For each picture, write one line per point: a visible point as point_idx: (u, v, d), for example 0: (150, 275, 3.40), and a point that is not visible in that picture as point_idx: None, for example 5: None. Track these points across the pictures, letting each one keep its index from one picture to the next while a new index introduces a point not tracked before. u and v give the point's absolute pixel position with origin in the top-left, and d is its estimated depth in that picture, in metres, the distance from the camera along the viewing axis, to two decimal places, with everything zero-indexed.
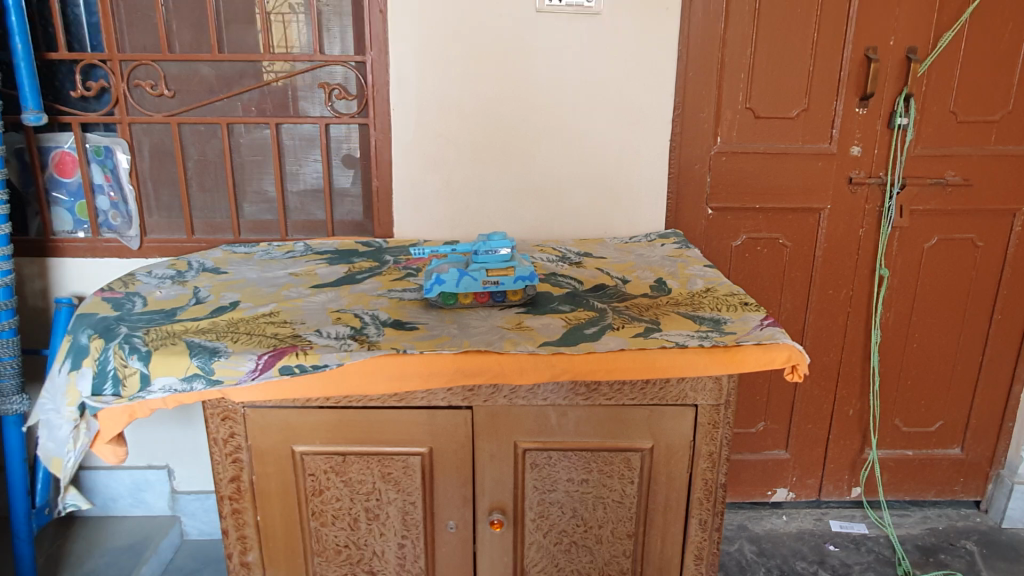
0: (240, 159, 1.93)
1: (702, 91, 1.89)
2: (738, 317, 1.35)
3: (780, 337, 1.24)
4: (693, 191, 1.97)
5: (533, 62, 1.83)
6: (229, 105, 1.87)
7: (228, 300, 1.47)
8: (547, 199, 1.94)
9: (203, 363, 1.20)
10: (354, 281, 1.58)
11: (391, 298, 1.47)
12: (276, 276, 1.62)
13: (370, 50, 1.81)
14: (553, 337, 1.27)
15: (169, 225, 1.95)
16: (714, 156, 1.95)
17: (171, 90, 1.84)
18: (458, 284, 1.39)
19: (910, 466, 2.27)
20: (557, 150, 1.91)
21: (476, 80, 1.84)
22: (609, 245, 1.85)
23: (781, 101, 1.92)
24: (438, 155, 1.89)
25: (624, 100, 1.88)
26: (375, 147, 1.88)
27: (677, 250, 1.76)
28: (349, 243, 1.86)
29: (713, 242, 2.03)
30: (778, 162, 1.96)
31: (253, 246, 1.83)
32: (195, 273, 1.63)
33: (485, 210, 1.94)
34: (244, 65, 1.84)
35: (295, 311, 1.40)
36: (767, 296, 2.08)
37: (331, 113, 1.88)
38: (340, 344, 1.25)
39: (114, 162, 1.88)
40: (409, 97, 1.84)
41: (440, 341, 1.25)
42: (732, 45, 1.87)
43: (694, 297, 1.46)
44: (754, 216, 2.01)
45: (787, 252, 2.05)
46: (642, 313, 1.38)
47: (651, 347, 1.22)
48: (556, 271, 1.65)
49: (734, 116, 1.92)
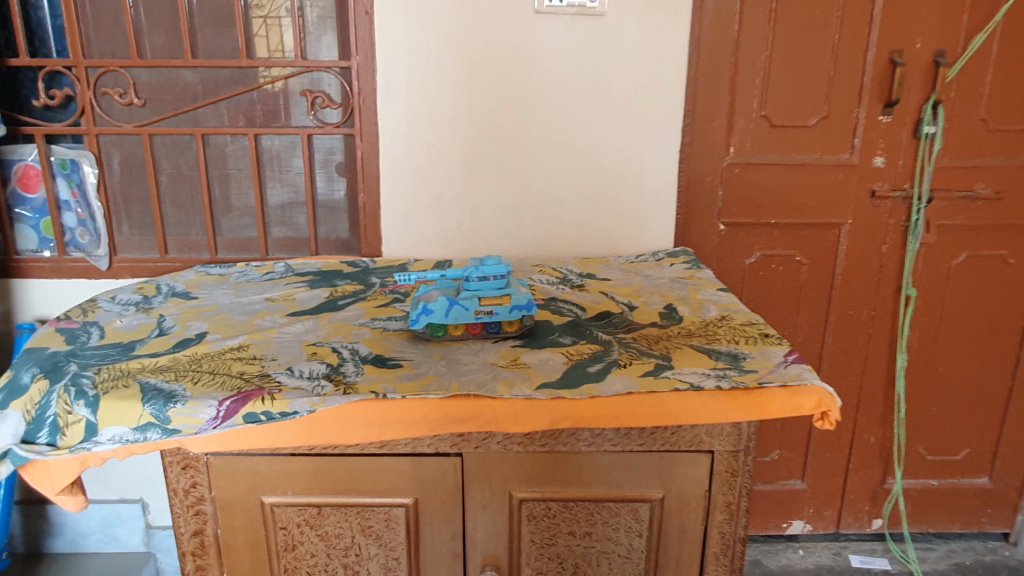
0: (217, 173, 1.79)
1: (713, 99, 1.75)
2: (759, 351, 1.21)
3: (809, 378, 1.10)
4: (703, 205, 1.83)
5: (531, 68, 1.70)
6: (205, 114, 1.74)
7: (195, 331, 1.33)
8: (546, 215, 1.80)
9: (157, 411, 1.07)
10: (336, 308, 1.45)
11: (374, 329, 1.34)
12: (251, 301, 1.48)
13: (355, 55, 1.68)
14: (552, 377, 1.13)
15: (140, 243, 1.81)
16: (726, 168, 1.81)
17: (140, 98, 1.71)
18: (448, 314, 1.25)
19: (934, 497, 2.13)
20: (557, 162, 1.77)
21: (468, 87, 1.70)
22: (613, 265, 1.71)
23: (798, 108, 1.78)
24: (429, 168, 1.75)
25: (629, 109, 1.74)
26: (361, 159, 1.74)
27: (688, 271, 1.62)
28: (333, 264, 1.73)
29: (725, 260, 1.89)
30: (795, 174, 1.82)
31: (229, 267, 1.69)
32: (163, 298, 1.50)
33: (480, 227, 1.80)
34: (221, 72, 1.71)
35: (266, 345, 1.26)
36: (782, 317, 1.95)
37: (315, 122, 1.75)
38: (313, 386, 1.11)
39: (80, 176, 1.75)
40: (397, 105, 1.71)
41: (425, 382, 1.12)
42: (746, 49, 1.73)
43: (708, 327, 1.32)
44: (769, 232, 1.87)
45: (804, 270, 1.91)
46: (652, 347, 1.24)
47: (662, 390, 1.09)
48: (556, 295, 1.51)
49: (748, 125, 1.79)
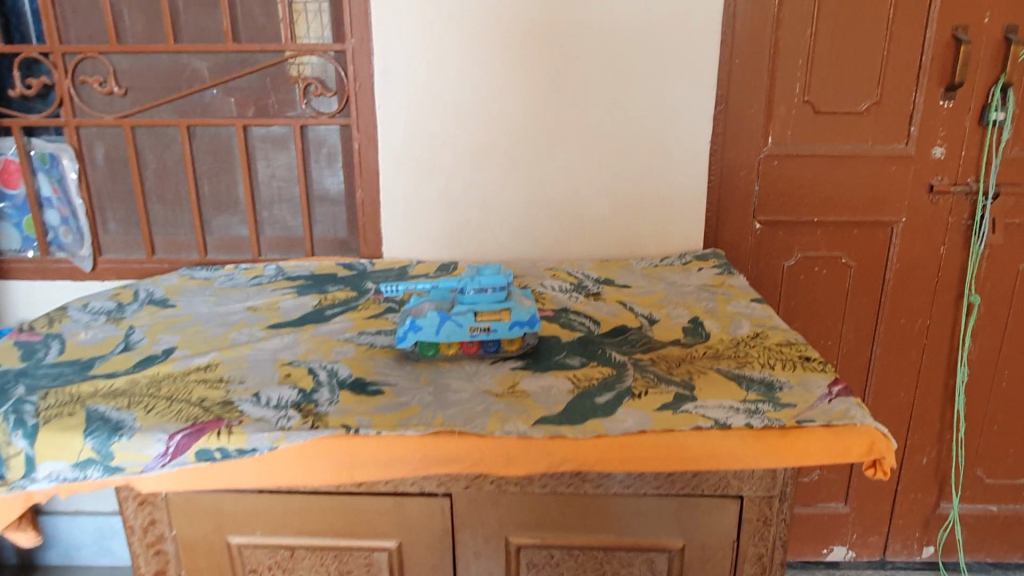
0: (204, 168, 1.66)
1: (749, 84, 1.56)
2: (798, 379, 1.03)
3: (858, 417, 0.92)
4: (738, 202, 1.65)
5: (547, 49, 1.53)
6: (190, 104, 1.60)
7: (162, 346, 1.20)
8: (562, 214, 1.64)
9: (99, 446, 0.94)
10: (321, 319, 1.30)
11: (360, 346, 1.19)
12: (231, 311, 1.35)
13: (349, 37, 1.52)
14: (553, 411, 0.98)
15: (126, 243, 1.69)
16: (764, 160, 1.62)
17: (121, 86, 1.58)
18: (438, 331, 1.10)
19: (994, 524, 1.92)
20: (574, 154, 1.60)
21: (476, 73, 1.54)
22: (634, 270, 1.54)
23: (846, 93, 1.58)
24: (433, 162, 1.60)
25: (654, 96, 1.56)
26: (358, 152, 1.59)
27: (717, 277, 1.45)
28: (328, 266, 1.59)
29: (761, 261, 1.71)
30: (842, 167, 1.62)
31: (216, 269, 1.57)
32: (138, 306, 1.38)
33: (489, 227, 1.65)
34: (204, 56, 1.57)
35: (236, 364, 1.13)
36: (824, 325, 1.76)
37: (309, 113, 1.60)
38: (278, 418, 0.97)
39: (60, 172, 1.63)
40: (397, 93, 1.56)
41: (406, 414, 0.97)
42: (786, 26, 1.54)
43: (738, 348, 1.15)
44: (812, 231, 1.68)
45: (851, 274, 1.71)
46: (672, 372, 1.08)
47: (681, 428, 0.93)
48: (568, 305, 1.35)
49: (789, 112, 1.60)
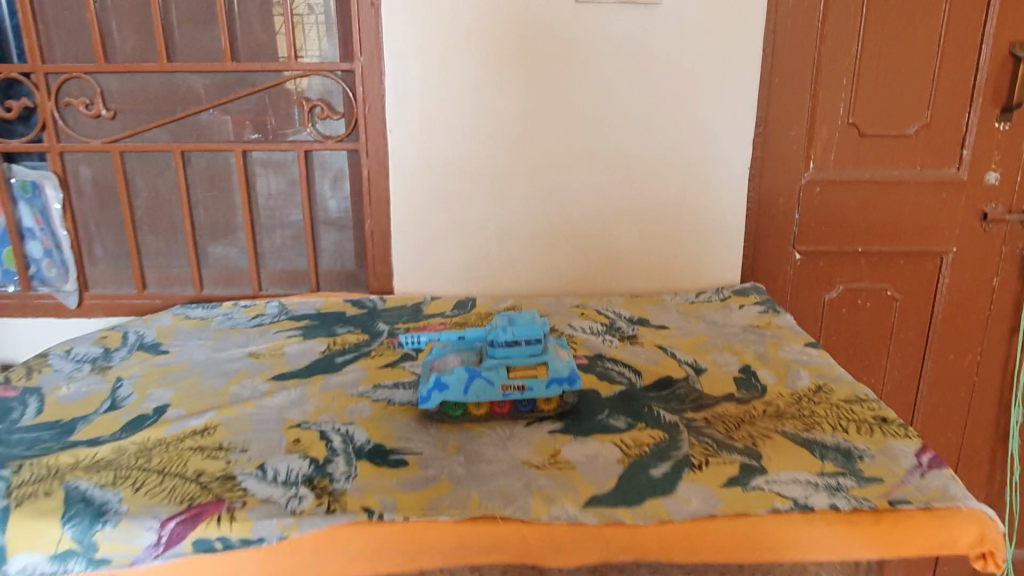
0: (200, 197, 1.52)
1: (791, 105, 1.45)
2: (879, 447, 0.91)
3: (959, 497, 0.81)
4: (778, 231, 1.53)
5: (574, 68, 1.41)
6: (185, 128, 1.48)
7: (154, 403, 1.07)
8: (588, 245, 1.52)
9: (80, 535, 0.80)
10: (331, 369, 1.17)
11: (376, 403, 1.06)
12: (230, 358, 1.22)
13: (358, 55, 1.40)
14: (604, 487, 0.85)
15: (114, 277, 1.56)
16: (805, 186, 1.50)
17: (110, 109, 1.46)
18: (467, 390, 0.98)
19: None
20: (602, 180, 1.48)
21: (497, 93, 1.42)
22: (669, 306, 1.42)
23: (894, 114, 1.47)
24: (449, 189, 1.48)
25: (689, 118, 1.44)
26: (368, 179, 1.47)
27: (762, 316, 1.33)
28: (335, 303, 1.46)
29: (801, 293, 1.59)
30: (889, 194, 1.51)
31: (213, 307, 1.44)
32: (127, 352, 1.24)
33: (509, 259, 1.52)
34: (200, 76, 1.44)
35: (237, 428, 0.99)
36: (867, 361, 1.64)
37: (314, 136, 1.47)
38: (288, 498, 0.84)
39: (43, 201, 1.50)
40: (411, 115, 1.43)
41: (436, 493, 0.84)
42: (832, 42, 1.42)
43: (801, 405, 1.03)
44: (856, 262, 1.56)
45: (896, 307, 1.59)
46: (732, 436, 0.96)
47: (756, 511, 0.81)
48: (603, 350, 1.23)
49: (833, 135, 1.48)
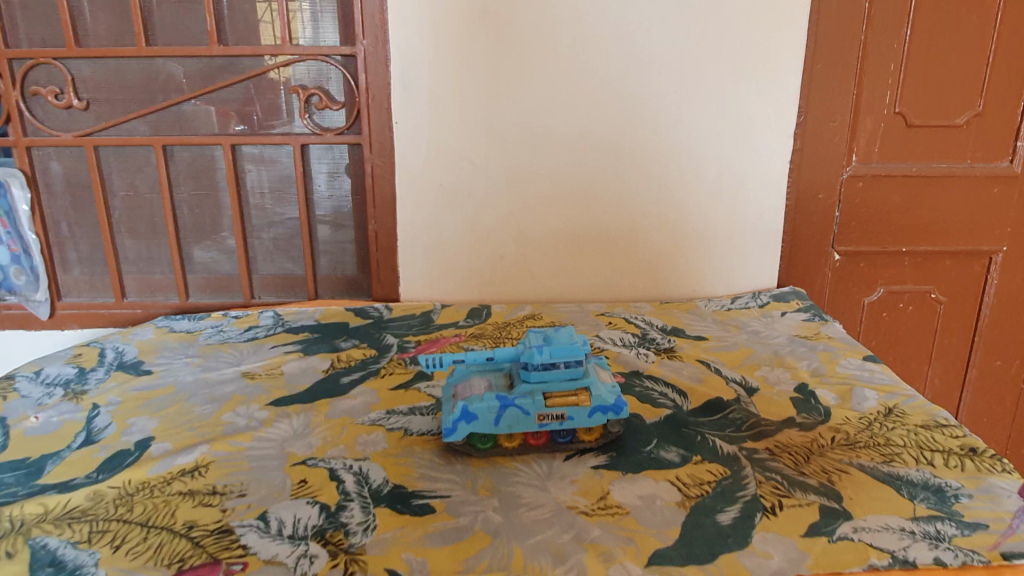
0: (184, 196, 1.38)
1: (835, 93, 1.32)
2: (976, 485, 0.80)
3: None
4: (817, 230, 1.41)
5: (599, 53, 1.28)
6: (166, 121, 1.33)
7: (135, 436, 0.93)
8: (613, 247, 1.40)
9: None
10: (337, 392, 1.05)
11: (391, 433, 0.93)
12: (222, 380, 1.08)
13: (360, 38, 1.26)
14: (667, 539, 0.73)
15: (90, 284, 1.42)
16: (848, 181, 1.38)
17: (82, 98, 1.31)
18: (498, 422, 0.85)
19: None
20: (628, 177, 1.35)
21: (515, 82, 1.29)
22: (703, 314, 1.31)
23: (944, 103, 1.35)
24: (461, 187, 1.35)
25: (723, 109, 1.32)
26: (371, 176, 1.33)
27: (808, 325, 1.22)
28: (337, 313, 1.33)
29: (840, 297, 1.47)
30: (936, 189, 1.40)
31: (201, 318, 1.30)
32: (105, 373, 1.10)
33: (527, 263, 1.40)
34: (182, 61, 1.29)
35: (233, 467, 0.86)
36: (908, 369, 1.53)
37: (311, 129, 1.33)
38: (296, 558, 0.71)
39: (8, 202, 1.34)
40: (419, 105, 1.30)
41: (471, 550, 0.72)
42: (881, 24, 1.30)
43: (873, 431, 0.91)
44: (899, 262, 1.45)
45: (940, 310, 1.48)
46: (803, 471, 0.84)
47: (851, 569, 0.69)
48: (640, 367, 1.11)
49: (878, 126, 1.36)
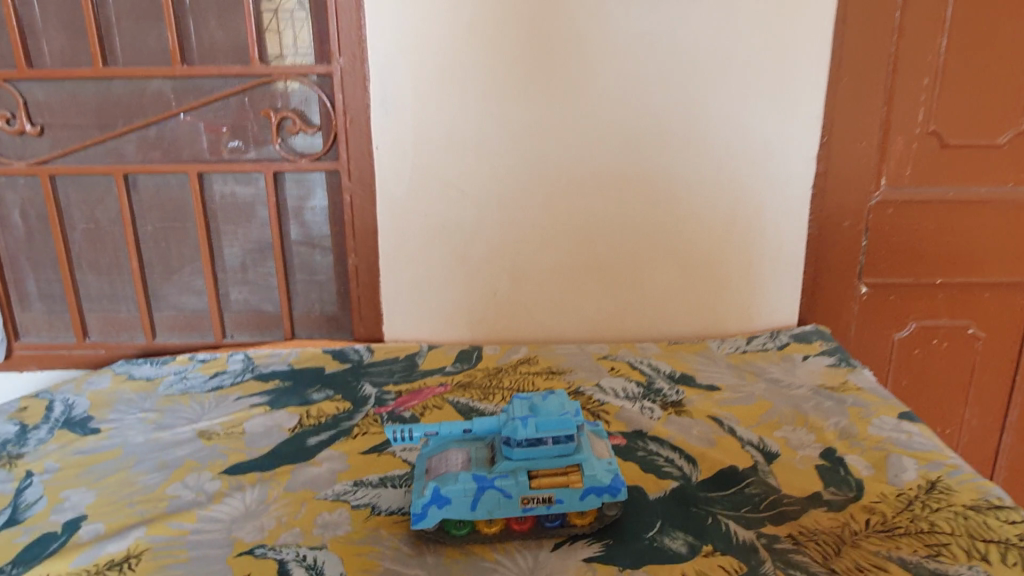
0: (148, 229, 1.27)
1: (862, 111, 1.19)
2: None
3: None
4: (841, 262, 1.28)
5: (600, 69, 1.16)
6: (126, 147, 1.22)
7: (65, 514, 0.82)
8: (616, 281, 1.27)
9: None
10: (301, 456, 0.93)
11: (356, 512, 0.81)
12: (176, 440, 0.97)
13: (336, 55, 1.15)
14: None
15: (50, 323, 1.31)
16: (876, 207, 1.25)
17: (35, 123, 1.21)
18: (475, 505, 0.73)
19: None
20: (633, 204, 1.23)
21: (508, 102, 1.17)
22: (716, 358, 1.18)
23: (981, 121, 1.22)
24: (449, 218, 1.23)
25: (738, 130, 1.19)
26: (350, 205, 1.22)
27: (834, 373, 1.09)
28: (313, 356, 1.21)
29: (867, 333, 1.34)
30: (974, 216, 1.26)
31: (164, 363, 1.19)
32: (48, 432, 0.99)
33: (522, 299, 1.28)
34: (143, 82, 1.18)
35: (169, 558, 0.74)
36: (942, 411, 1.39)
37: (284, 154, 1.21)
38: None
39: None
40: (402, 129, 1.18)
41: None
42: (913, 35, 1.17)
43: (915, 512, 0.78)
44: (932, 295, 1.31)
45: (978, 347, 1.35)
46: (832, 568, 0.71)
47: None
48: (643, 424, 0.98)
49: (909, 146, 1.23)
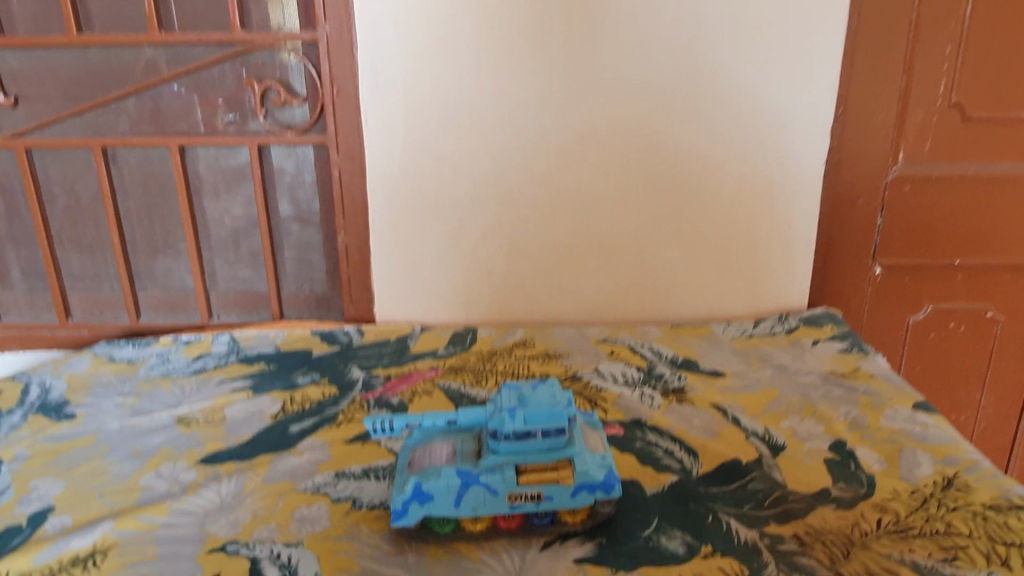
0: (130, 205, 1.22)
1: (880, 82, 1.13)
2: None
3: None
4: (855, 242, 1.22)
5: (602, 38, 1.09)
6: (105, 120, 1.16)
7: (32, 505, 0.78)
8: (618, 262, 1.22)
9: None
10: (282, 445, 0.89)
11: (336, 506, 0.77)
12: (153, 427, 0.92)
13: (322, 22, 1.09)
14: None
15: (31, 302, 1.27)
16: (892, 184, 1.19)
17: (9, 94, 1.15)
18: (459, 502, 0.69)
19: None
20: (635, 182, 1.17)
21: (504, 73, 1.11)
22: (720, 342, 1.13)
23: (1006, 93, 1.15)
24: (443, 194, 1.17)
25: (748, 102, 1.13)
26: (340, 181, 1.16)
27: (844, 359, 1.03)
28: (301, 338, 1.17)
29: (880, 316, 1.28)
30: (996, 193, 1.20)
31: (147, 345, 1.15)
32: (21, 418, 0.95)
33: (519, 279, 1.23)
34: (120, 51, 1.13)
35: (136, 555, 0.70)
36: (958, 396, 1.33)
37: (269, 127, 1.15)
38: None
39: None
40: (392, 101, 1.13)
41: None
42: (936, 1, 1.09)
43: (930, 511, 0.73)
44: (950, 277, 1.25)
45: (996, 331, 1.29)
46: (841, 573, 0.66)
47: None
48: (642, 412, 0.93)
49: (929, 120, 1.16)
